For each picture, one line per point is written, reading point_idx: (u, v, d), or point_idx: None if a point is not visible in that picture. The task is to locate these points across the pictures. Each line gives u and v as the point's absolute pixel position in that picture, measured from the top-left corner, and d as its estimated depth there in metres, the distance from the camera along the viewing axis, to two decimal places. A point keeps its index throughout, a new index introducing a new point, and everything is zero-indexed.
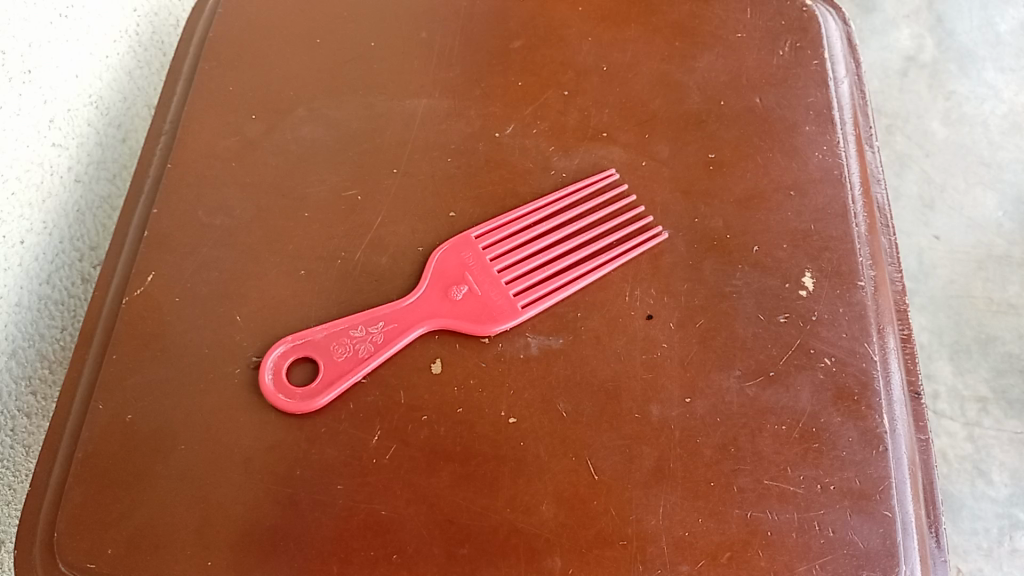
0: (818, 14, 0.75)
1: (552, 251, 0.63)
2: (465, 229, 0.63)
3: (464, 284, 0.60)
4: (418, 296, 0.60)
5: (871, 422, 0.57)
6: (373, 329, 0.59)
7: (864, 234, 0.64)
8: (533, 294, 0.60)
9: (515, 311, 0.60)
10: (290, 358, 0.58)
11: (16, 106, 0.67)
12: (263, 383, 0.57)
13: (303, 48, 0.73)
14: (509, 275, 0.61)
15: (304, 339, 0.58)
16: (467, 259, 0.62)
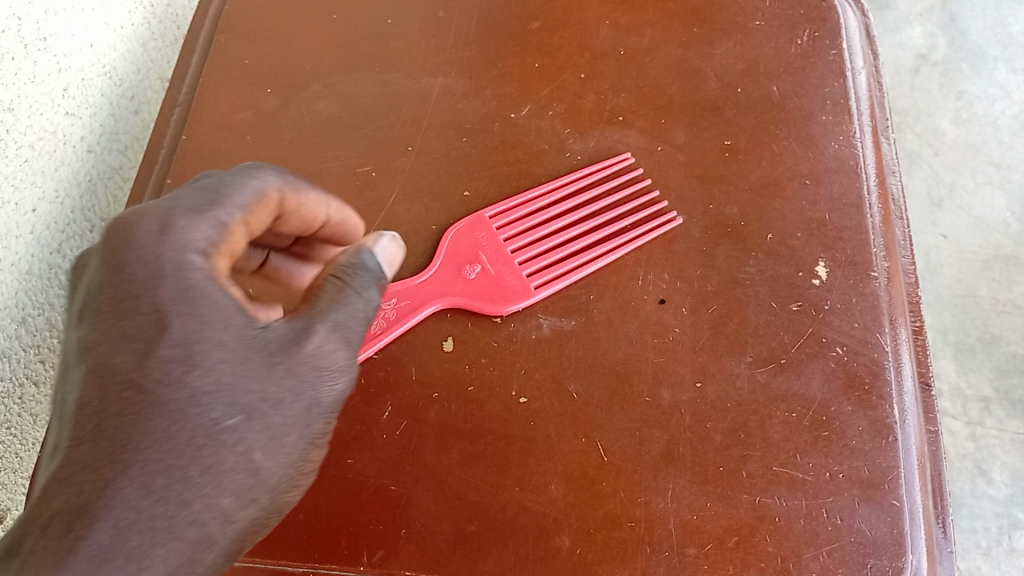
0: (837, 4, 0.74)
1: (566, 233, 0.63)
2: (479, 209, 0.63)
3: (477, 264, 0.61)
4: (431, 274, 0.60)
5: (881, 412, 0.56)
6: (386, 305, 0.59)
7: (879, 225, 0.64)
8: (546, 276, 0.61)
9: (528, 292, 0.60)
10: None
11: (31, 73, 0.66)
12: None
13: (319, 24, 0.73)
14: (522, 256, 0.61)
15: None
16: (480, 239, 0.62)
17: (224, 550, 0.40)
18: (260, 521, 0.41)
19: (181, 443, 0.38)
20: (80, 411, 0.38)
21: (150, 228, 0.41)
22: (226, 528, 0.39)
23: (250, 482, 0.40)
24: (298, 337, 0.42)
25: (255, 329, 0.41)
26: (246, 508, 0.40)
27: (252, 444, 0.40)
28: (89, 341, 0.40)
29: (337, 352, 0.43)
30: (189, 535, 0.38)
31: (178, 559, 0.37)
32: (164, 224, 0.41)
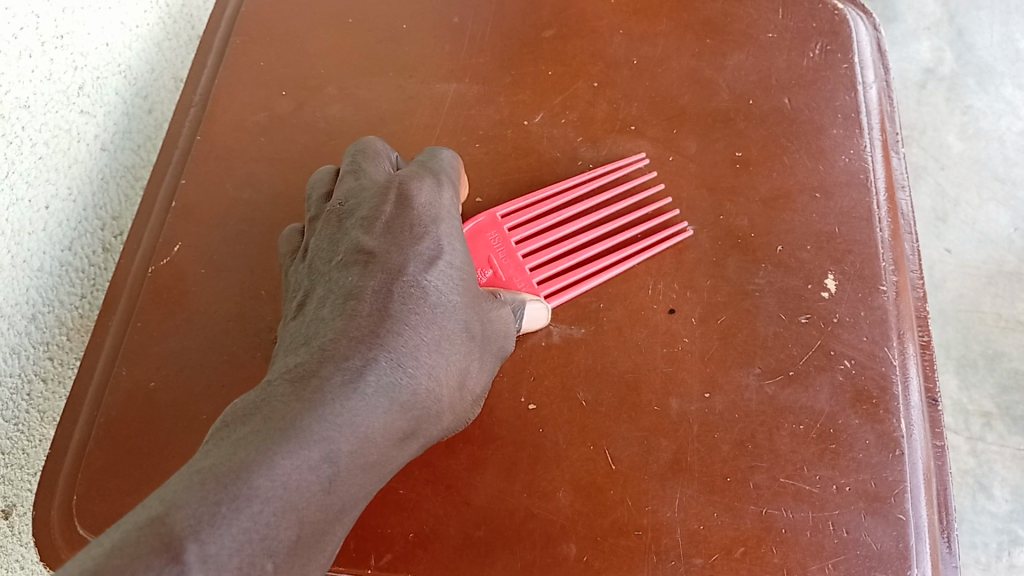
0: (849, 18, 0.74)
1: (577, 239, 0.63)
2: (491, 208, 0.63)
3: (488, 268, 0.62)
4: None
5: (888, 425, 0.56)
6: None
7: (887, 238, 0.63)
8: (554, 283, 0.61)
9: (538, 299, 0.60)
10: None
11: (47, 70, 0.67)
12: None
13: (335, 28, 0.73)
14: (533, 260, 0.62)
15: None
16: (492, 240, 0.63)
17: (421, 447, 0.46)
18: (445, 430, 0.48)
19: (441, 341, 0.44)
20: (368, 291, 0.43)
21: (423, 183, 0.51)
22: (438, 426, 0.45)
23: (456, 391, 0.46)
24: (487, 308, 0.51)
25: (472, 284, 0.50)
26: (450, 414, 0.46)
27: (466, 367, 0.47)
28: (371, 246, 0.46)
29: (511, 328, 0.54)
30: (426, 410, 0.43)
31: (408, 437, 0.43)
32: (435, 184, 0.51)
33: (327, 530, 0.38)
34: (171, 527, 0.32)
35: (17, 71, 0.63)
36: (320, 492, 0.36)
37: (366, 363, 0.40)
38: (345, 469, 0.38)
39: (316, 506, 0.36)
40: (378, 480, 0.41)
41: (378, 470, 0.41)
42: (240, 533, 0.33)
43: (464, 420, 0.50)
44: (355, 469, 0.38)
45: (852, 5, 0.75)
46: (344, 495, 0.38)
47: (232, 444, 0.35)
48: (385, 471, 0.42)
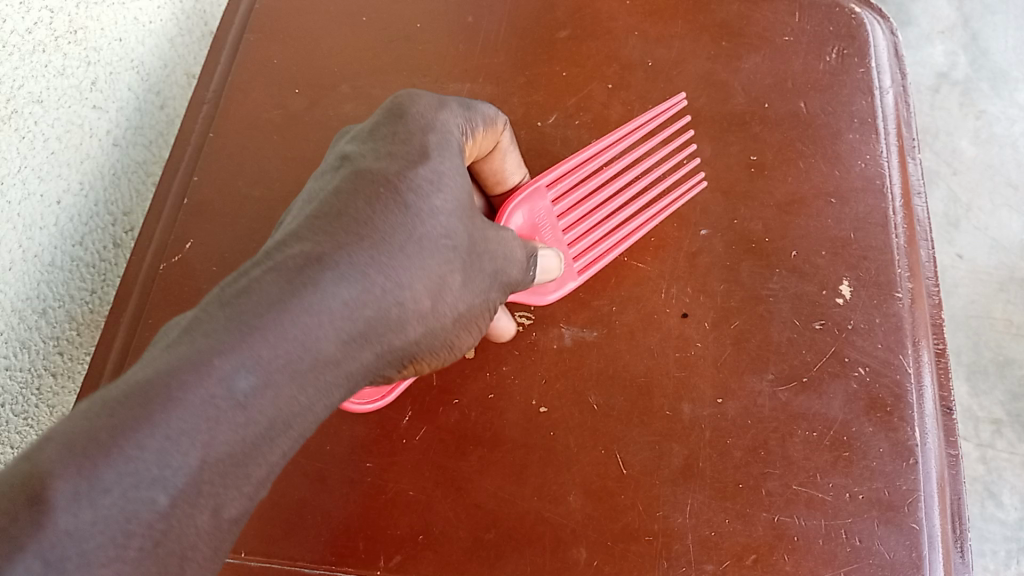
0: (866, 21, 0.74)
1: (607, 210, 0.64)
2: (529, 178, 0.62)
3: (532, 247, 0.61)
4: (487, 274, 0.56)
5: (902, 434, 0.56)
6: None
7: (903, 245, 0.63)
8: (587, 258, 0.62)
9: (569, 280, 0.60)
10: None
11: (60, 66, 0.67)
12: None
13: (348, 26, 0.73)
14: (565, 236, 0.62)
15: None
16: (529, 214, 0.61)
17: (388, 360, 0.44)
18: (422, 344, 0.45)
19: (402, 247, 0.42)
20: (330, 200, 0.42)
21: (419, 98, 0.48)
22: (402, 338, 0.43)
23: (427, 304, 0.44)
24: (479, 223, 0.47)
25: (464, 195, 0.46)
26: (417, 329, 0.44)
27: (441, 277, 0.44)
28: (348, 159, 0.45)
29: (514, 248, 0.50)
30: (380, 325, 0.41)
31: (359, 347, 0.41)
32: (432, 100, 0.49)
33: (256, 449, 0.37)
34: (39, 466, 0.32)
35: (29, 66, 0.63)
36: (231, 414, 0.36)
37: (308, 264, 0.39)
38: (264, 382, 0.37)
39: (229, 428, 0.36)
40: (328, 388, 0.41)
41: (321, 377, 0.40)
42: (123, 463, 0.33)
43: (451, 340, 0.48)
44: (281, 379, 0.37)
45: (869, 8, 0.75)
46: (272, 408, 0.37)
47: (150, 362, 0.36)
48: (336, 378, 0.41)
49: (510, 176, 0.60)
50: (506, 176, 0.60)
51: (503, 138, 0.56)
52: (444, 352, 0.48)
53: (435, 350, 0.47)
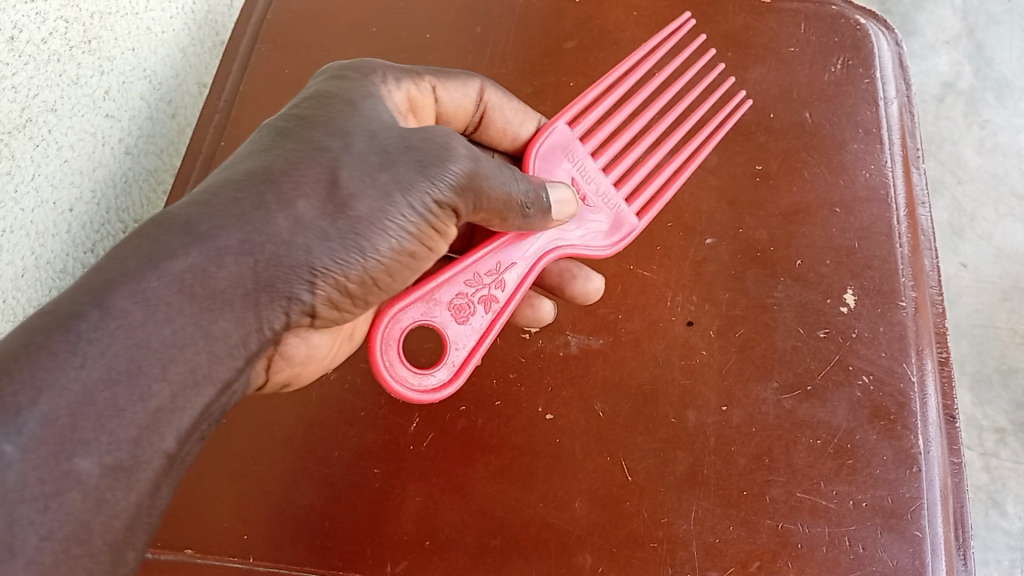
0: (871, 32, 0.74)
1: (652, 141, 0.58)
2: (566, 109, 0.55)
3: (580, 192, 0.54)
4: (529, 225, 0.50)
5: (906, 442, 0.56)
6: (491, 267, 0.48)
7: (907, 254, 0.63)
8: (644, 199, 0.56)
9: (631, 222, 0.55)
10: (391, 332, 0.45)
11: (74, 75, 0.67)
12: (376, 365, 0.45)
13: (359, 37, 0.75)
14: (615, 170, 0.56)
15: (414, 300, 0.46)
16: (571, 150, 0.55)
17: (307, 283, 0.40)
18: (341, 260, 0.40)
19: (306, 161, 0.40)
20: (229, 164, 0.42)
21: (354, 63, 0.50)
22: (307, 248, 0.39)
23: (326, 215, 0.40)
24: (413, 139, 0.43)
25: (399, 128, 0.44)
26: (327, 240, 0.40)
27: (349, 181, 0.40)
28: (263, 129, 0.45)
29: (452, 143, 0.44)
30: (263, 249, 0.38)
31: (255, 264, 0.38)
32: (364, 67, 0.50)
33: (125, 391, 0.34)
34: None
35: (44, 75, 0.64)
36: (101, 345, 0.33)
37: (210, 192, 0.39)
38: (135, 299, 0.35)
39: (86, 371, 0.33)
40: (227, 313, 0.38)
41: (213, 299, 0.37)
42: None
43: (383, 258, 0.42)
44: (156, 296, 0.35)
45: (874, 20, 0.76)
46: (152, 336, 0.35)
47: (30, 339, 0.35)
48: (230, 298, 0.38)
49: (527, 127, 0.59)
50: (521, 128, 0.58)
51: (486, 94, 0.57)
52: (381, 276, 0.43)
53: (369, 273, 0.42)
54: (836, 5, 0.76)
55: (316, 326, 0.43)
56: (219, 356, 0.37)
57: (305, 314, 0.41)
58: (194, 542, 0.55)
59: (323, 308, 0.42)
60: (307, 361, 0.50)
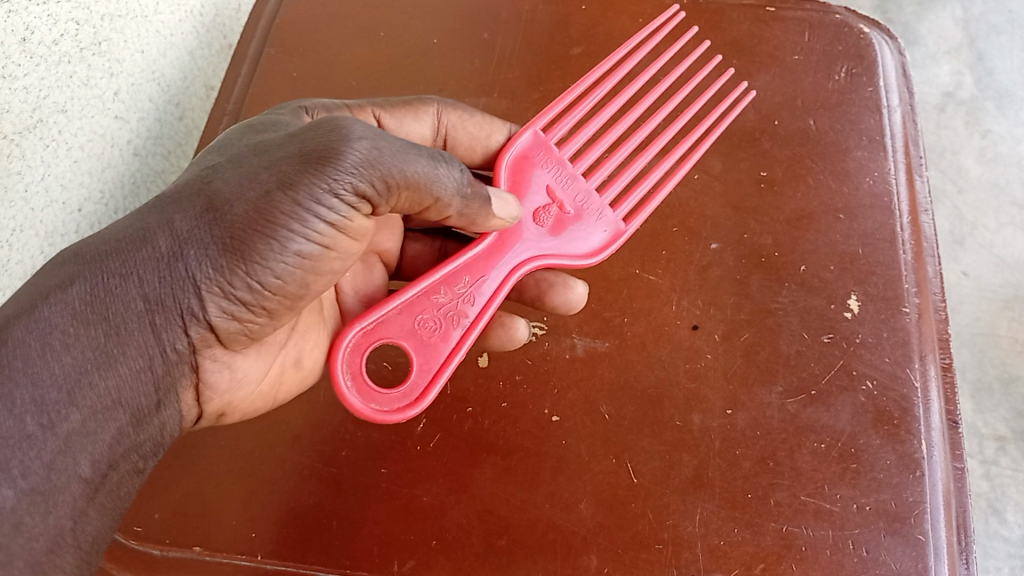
0: (874, 41, 0.75)
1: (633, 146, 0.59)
2: (534, 123, 0.55)
3: (553, 206, 0.53)
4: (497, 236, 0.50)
5: (909, 447, 0.57)
6: (460, 288, 0.49)
7: (910, 261, 0.64)
8: (627, 208, 0.56)
9: (614, 232, 0.55)
10: (351, 352, 0.46)
11: (85, 76, 0.68)
12: (337, 384, 0.46)
13: (368, 42, 0.75)
14: (597, 177, 0.56)
15: (376, 321, 0.47)
16: (545, 161, 0.54)
17: (197, 296, 0.43)
18: (220, 270, 0.42)
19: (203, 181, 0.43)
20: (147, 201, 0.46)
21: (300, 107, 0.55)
22: (187, 263, 0.42)
23: (207, 226, 0.42)
24: (307, 134, 0.43)
25: (303, 126, 0.44)
26: (205, 253, 0.42)
27: (224, 194, 0.42)
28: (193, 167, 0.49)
29: (338, 128, 0.42)
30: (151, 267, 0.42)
31: (142, 285, 0.42)
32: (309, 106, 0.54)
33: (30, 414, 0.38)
34: None
35: (55, 76, 0.65)
36: (10, 377, 0.38)
37: (116, 226, 0.44)
38: (35, 333, 0.39)
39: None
40: (127, 337, 0.42)
41: (110, 325, 0.41)
42: None
43: (269, 261, 0.42)
44: (53, 326, 0.40)
45: (877, 29, 0.77)
46: (53, 366, 0.39)
47: None
48: (127, 322, 0.42)
49: (496, 138, 0.60)
50: (489, 140, 0.60)
51: (444, 114, 0.59)
52: (274, 281, 0.43)
53: (258, 280, 0.43)
54: (840, 15, 0.76)
55: (230, 337, 0.46)
56: (125, 378, 0.42)
57: (205, 325, 0.44)
58: (202, 540, 0.56)
59: (222, 318, 0.44)
60: (244, 378, 0.51)
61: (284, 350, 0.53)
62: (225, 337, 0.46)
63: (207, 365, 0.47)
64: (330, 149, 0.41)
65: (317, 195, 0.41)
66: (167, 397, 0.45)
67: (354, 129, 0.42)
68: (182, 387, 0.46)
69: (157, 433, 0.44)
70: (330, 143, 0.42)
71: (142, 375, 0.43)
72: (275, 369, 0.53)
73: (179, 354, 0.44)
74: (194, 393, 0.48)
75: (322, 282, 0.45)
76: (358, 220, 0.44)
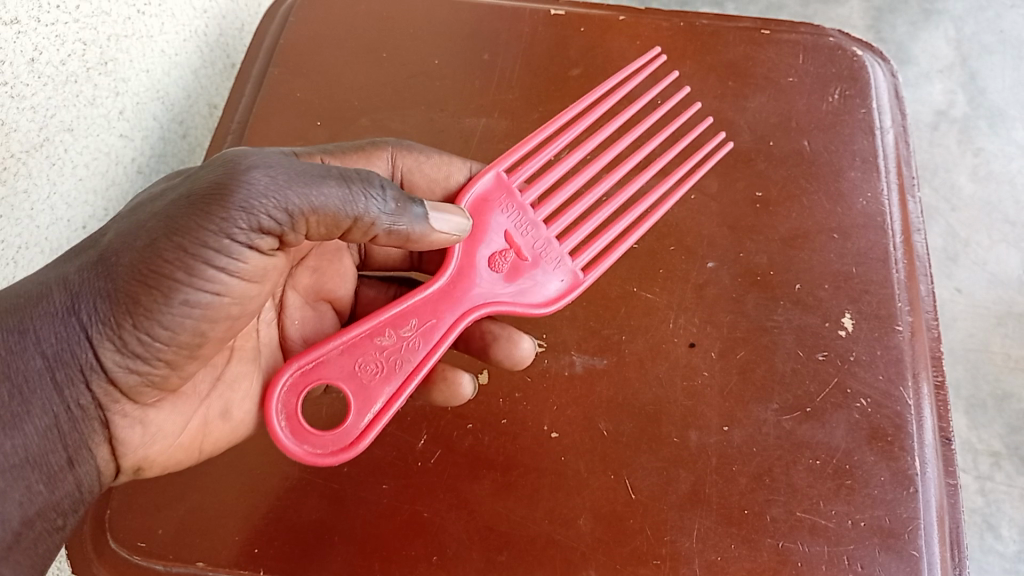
0: (867, 63, 0.77)
1: (599, 194, 0.59)
2: (498, 164, 0.56)
3: (509, 252, 0.53)
4: (449, 280, 0.51)
5: (903, 463, 0.58)
6: (404, 332, 0.49)
7: (903, 280, 0.65)
8: (587, 257, 0.56)
9: (571, 283, 0.55)
10: (287, 392, 0.47)
11: (91, 96, 0.69)
12: (271, 425, 0.46)
13: (369, 62, 0.77)
14: (558, 224, 0.56)
15: (314, 362, 0.47)
16: (504, 205, 0.55)
17: (93, 352, 0.44)
18: (108, 323, 0.43)
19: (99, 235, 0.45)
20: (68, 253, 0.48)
21: None
22: (79, 319, 0.43)
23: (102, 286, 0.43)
24: (200, 182, 0.44)
25: (205, 171, 0.46)
26: (95, 309, 0.43)
27: (113, 247, 0.43)
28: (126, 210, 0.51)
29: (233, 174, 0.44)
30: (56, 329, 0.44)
31: (41, 343, 0.44)
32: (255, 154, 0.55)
33: None
34: None
35: (62, 95, 0.66)
36: None
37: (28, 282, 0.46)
38: None
39: None
40: (31, 396, 0.44)
41: (13, 385, 0.43)
42: None
43: (158, 314, 0.43)
44: None
45: (870, 52, 0.78)
46: None
47: None
48: (30, 382, 0.44)
49: (454, 179, 0.60)
50: (449, 180, 0.60)
51: (399, 159, 0.59)
52: (166, 332, 0.44)
53: (148, 332, 0.44)
54: (833, 38, 0.78)
55: (134, 390, 0.47)
56: (31, 437, 0.44)
57: (106, 380, 0.45)
58: (204, 556, 0.56)
59: (121, 371, 0.45)
60: (160, 433, 0.51)
61: (206, 402, 0.53)
62: (129, 390, 0.47)
63: (118, 421, 0.48)
64: (218, 197, 0.43)
65: (202, 242, 0.42)
66: (79, 453, 0.47)
67: (249, 174, 0.44)
68: (94, 443, 0.47)
69: (71, 489, 0.47)
70: (219, 191, 0.43)
71: (47, 433, 0.45)
72: (196, 422, 0.53)
73: (86, 410, 0.46)
74: (109, 449, 0.49)
75: (223, 326, 0.47)
76: (254, 261, 0.45)
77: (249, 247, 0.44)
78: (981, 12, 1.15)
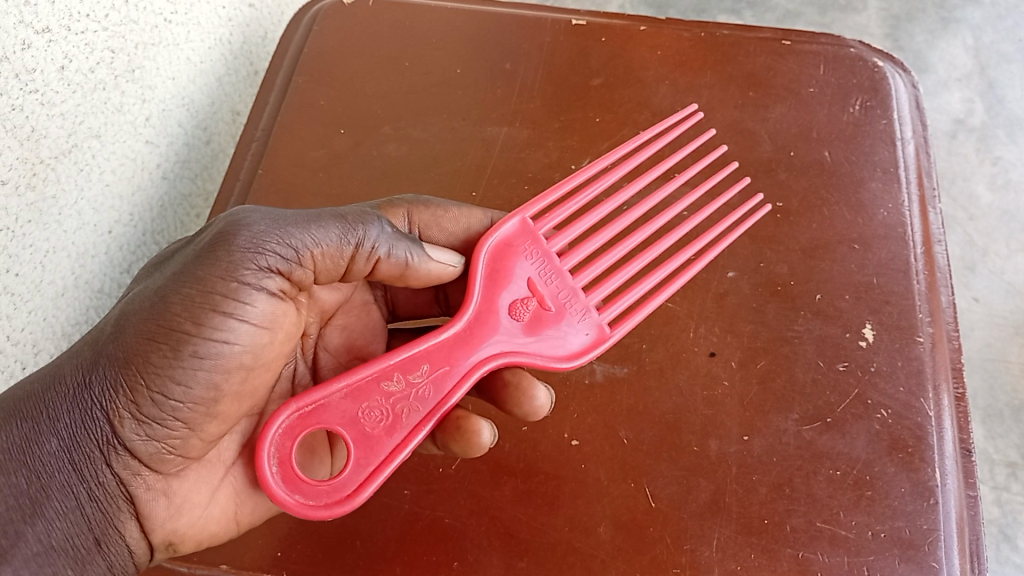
0: (888, 74, 0.77)
1: (630, 245, 0.58)
2: (524, 211, 0.55)
3: (531, 301, 0.52)
4: (464, 325, 0.50)
5: (924, 474, 0.58)
6: (414, 378, 0.48)
7: (924, 291, 0.65)
8: (617, 311, 0.55)
9: (599, 338, 0.54)
10: (282, 437, 0.46)
11: (118, 102, 0.70)
12: (264, 471, 0.45)
13: (392, 71, 0.77)
14: (585, 276, 0.55)
15: (314, 405, 0.46)
16: (528, 251, 0.54)
17: (109, 423, 0.44)
18: (122, 390, 0.44)
19: (108, 315, 0.46)
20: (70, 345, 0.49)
21: None
22: (91, 392, 0.44)
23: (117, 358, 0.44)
24: (199, 244, 0.48)
25: (204, 237, 0.48)
26: (105, 377, 0.44)
27: (125, 316, 0.45)
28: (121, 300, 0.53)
29: (233, 229, 0.47)
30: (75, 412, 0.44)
31: (57, 427, 0.44)
32: None
33: None
34: None
35: (91, 102, 0.67)
36: None
37: (39, 370, 0.46)
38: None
39: None
40: (50, 480, 0.44)
41: (31, 470, 0.44)
42: None
43: (170, 369, 0.44)
44: None
45: (890, 63, 0.78)
46: None
47: None
48: (48, 467, 0.44)
49: (474, 228, 0.60)
50: (470, 229, 0.60)
51: (416, 215, 0.58)
52: (180, 387, 0.45)
53: (162, 392, 0.44)
54: (854, 48, 0.78)
55: (154, 458, 0.47)
56: (55, 522, 0.44)
57: (125, 454, 0.46)
58: (229, 559, 0.57)
59: (138, 438, 0.45)
60: (185, 503, 0.51)
61: (231, 470, 0.53)
62: (150, 459, 0.47)
63: (142, 494, 0.48)
64: (218, 245, 0.46)
65: (206, 286, 0.45)
66: (106, 534, 0.47)
67: (245, 220, 0.47)
68: (122, 521, 0.47)
69: (102, 569, 0.47)
70: (218, 240, 0.46)
71: (70, 515, 0.45)
72: (224, 489, 0.53)
73: (106, 488, 0.46)
74: (137, 526, 0.49)
75: (238, 378, 0.48)
76: (261, 308, 0.47)
77: (253, 288, 0.46)
78: (1000, 22, 1.15)
